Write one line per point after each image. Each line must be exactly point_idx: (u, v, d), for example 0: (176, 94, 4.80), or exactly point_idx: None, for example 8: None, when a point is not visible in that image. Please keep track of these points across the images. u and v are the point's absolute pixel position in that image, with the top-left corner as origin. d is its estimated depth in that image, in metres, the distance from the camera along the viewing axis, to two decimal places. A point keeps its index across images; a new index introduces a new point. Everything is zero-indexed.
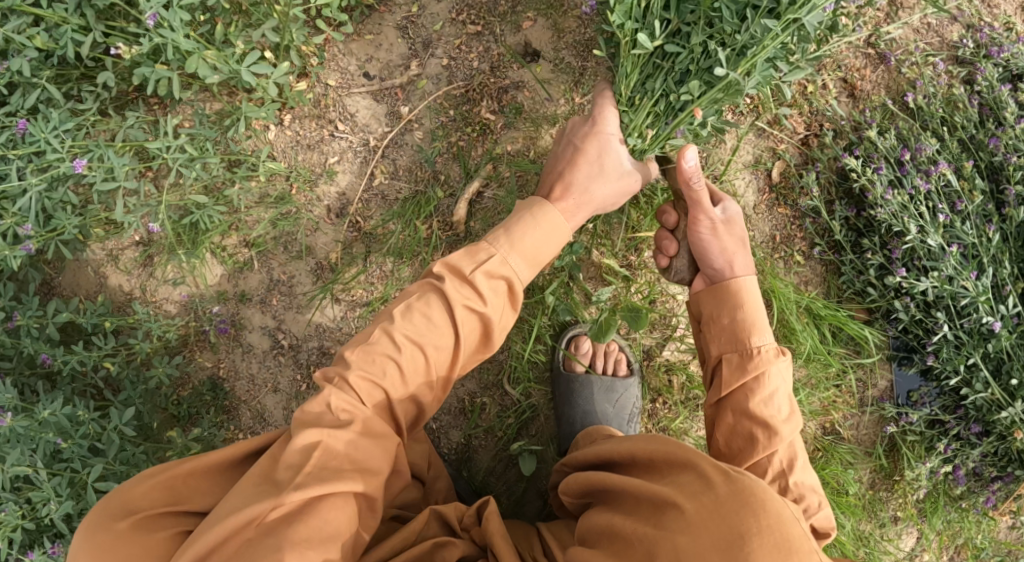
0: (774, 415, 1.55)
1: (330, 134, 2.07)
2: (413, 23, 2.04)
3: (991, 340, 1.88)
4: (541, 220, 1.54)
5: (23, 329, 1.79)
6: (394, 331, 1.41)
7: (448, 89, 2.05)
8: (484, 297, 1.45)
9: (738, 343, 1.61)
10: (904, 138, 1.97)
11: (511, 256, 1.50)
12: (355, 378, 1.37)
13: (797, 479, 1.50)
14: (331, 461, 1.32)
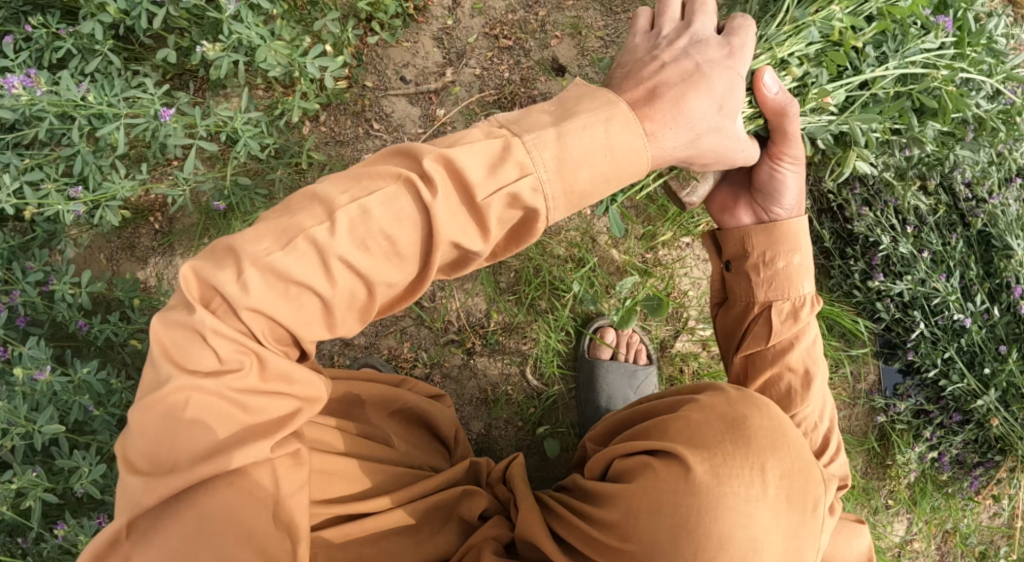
0: (811, 366, 1.51)
1: (365, 132, 2.19)
2: (448, 35, 2.20)
3: (963, 335, 2.08)
4: (615, 155, 1.31)
5: (59, 294, 1.85)
6: (332, 255, 1.24)
7: (480, 96, 2.18)
8: (471, 228, 1.29)
9: (780, 297, 1.52)
10: None
11: (520, 167, 1.28)
12: (259, 302, 1.24)
13: (826, 428, 1.52)
14: (203, 426, 1.23)
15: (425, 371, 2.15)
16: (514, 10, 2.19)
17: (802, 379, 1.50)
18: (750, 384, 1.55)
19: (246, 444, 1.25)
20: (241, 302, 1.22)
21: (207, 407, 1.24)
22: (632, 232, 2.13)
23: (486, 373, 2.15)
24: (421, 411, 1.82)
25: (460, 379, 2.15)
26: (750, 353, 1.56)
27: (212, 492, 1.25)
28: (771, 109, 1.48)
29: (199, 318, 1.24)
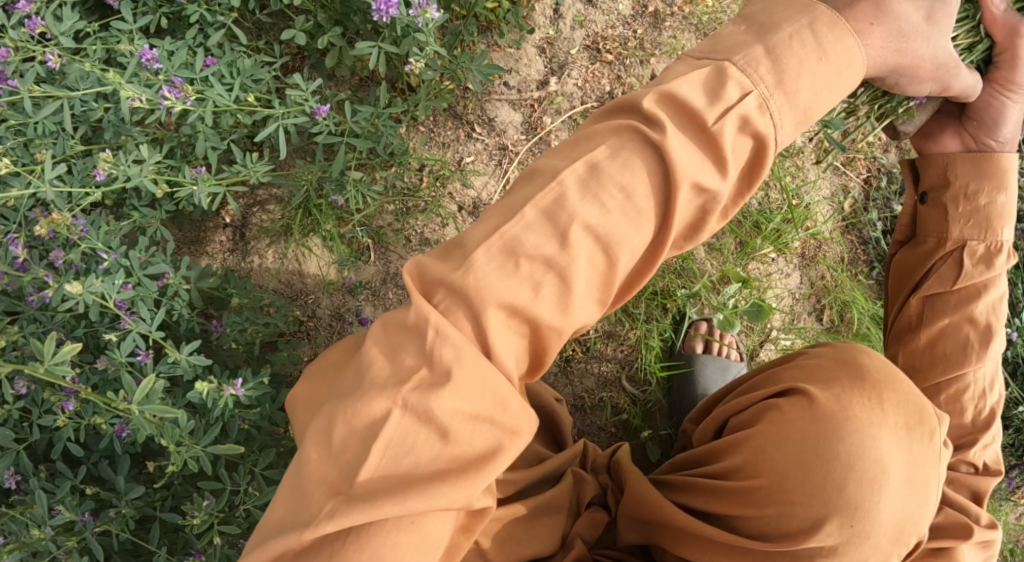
0: (994, 323, 1.62)
1: (467, 134, 2.19)
2: (551, 45, 2.23)
3: (1008, 347, 2.31)
4: (834, 57, 1.14)
5: (173, 289, 1.72)
6: (564, 223, 1.06)
7: (582, 108, 2.24)
8: (708, 165, 1.10)
9: (978, 236, 1.63)
10: None
11: (741, 85, 1.11)
12: (481, 285, 1.04)
13: (994, 396, 1.64)
14: (402, 446, 1.03)
15: None
16: (614, 26, 2.27)
17: (981, 338, 1.61)
18: (933, 326, 1.66)
19: (444, 479, 1.04)
20: (470, 287, 1.05)
21: (412, 424, 1.03)
22: (724, 245, 2.23)
23: (583, 380, 2.17)
24: (544, 406, 1.81)
25: (558, 385, 2.15)
26: (945, 290, 1.65)
27: (387, 531, 1.02)
28: (1000, 27, 1.59)
29: (420, 313, 1.05)
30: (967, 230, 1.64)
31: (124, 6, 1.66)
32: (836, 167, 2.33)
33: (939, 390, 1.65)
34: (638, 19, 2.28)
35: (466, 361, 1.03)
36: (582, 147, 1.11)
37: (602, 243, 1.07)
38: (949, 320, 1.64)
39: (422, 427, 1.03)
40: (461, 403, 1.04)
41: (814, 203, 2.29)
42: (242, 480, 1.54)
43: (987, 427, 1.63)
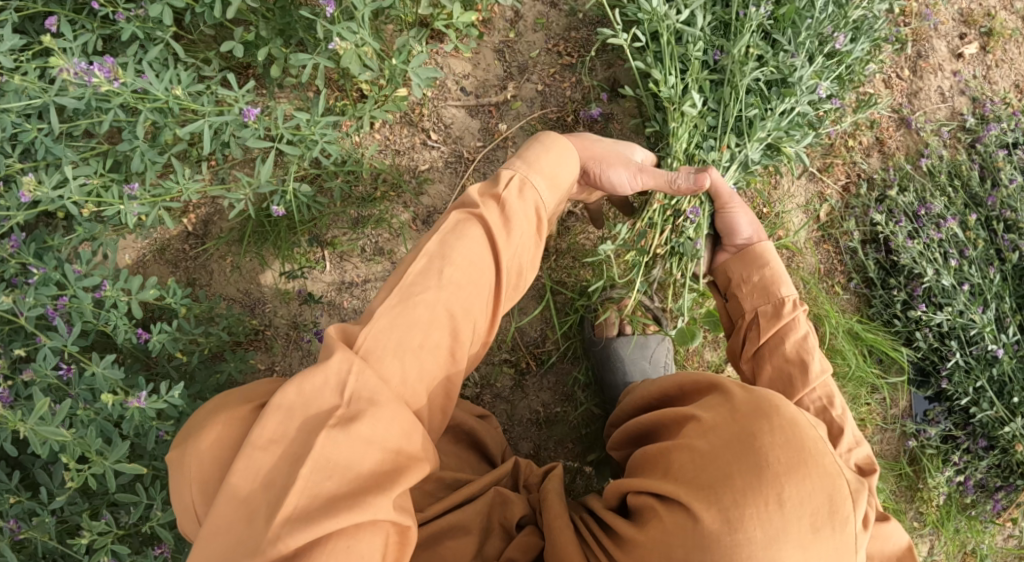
0: (810, 356, 1.62)
1: (422, 142, 2.15)
2: (510, 48, 2.19)
3: (995, 364, 2.17)
4: (563, 160, 1.58)
5: (112, 301, 1.68)
6: (439, 269, 1.33)
7: (541, 113, 2.18)
8: (521, 231, 1.43)
9: (765, 297, 1.72)
10: (920, 194, 2.24)
11: (524, 176, 1.49)
12: (376, 334, 1.26)
13: (840, 410, 1.57)
14: (325, 474, 1.16)
15: (476, 391, 2.12)
16: (577, 28, 2.22)
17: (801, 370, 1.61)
18: (759, 380, 1.68)
19: (372, 496, 1.16)
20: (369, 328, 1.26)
21: (332, 453, 1.17)
22: None
23: (539, 393, 2.12)
24: (466, 428, 1.93)
25: (512, 399, 2.12)
26: (757, 346, 1.71)
27: (325, 554, 1.13)
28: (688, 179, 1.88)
29: (344, 355, 1.22)
30: (756, 302, 1.75)
31: (59, 27, 1.61)
32: (809, 173, 2.29)
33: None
34: (603, 20, 2.22)
35: (379, 395, 1.22)
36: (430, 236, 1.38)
37: (463, 293, 1.34)
38: (766, 372, 1.67)
39: (346, 453, 1.17)
40: (376, 431, 1.20)
41: (786, 212, 2.25)
42: (155, 493, 1.57)
43: (841, 435, 1.54)
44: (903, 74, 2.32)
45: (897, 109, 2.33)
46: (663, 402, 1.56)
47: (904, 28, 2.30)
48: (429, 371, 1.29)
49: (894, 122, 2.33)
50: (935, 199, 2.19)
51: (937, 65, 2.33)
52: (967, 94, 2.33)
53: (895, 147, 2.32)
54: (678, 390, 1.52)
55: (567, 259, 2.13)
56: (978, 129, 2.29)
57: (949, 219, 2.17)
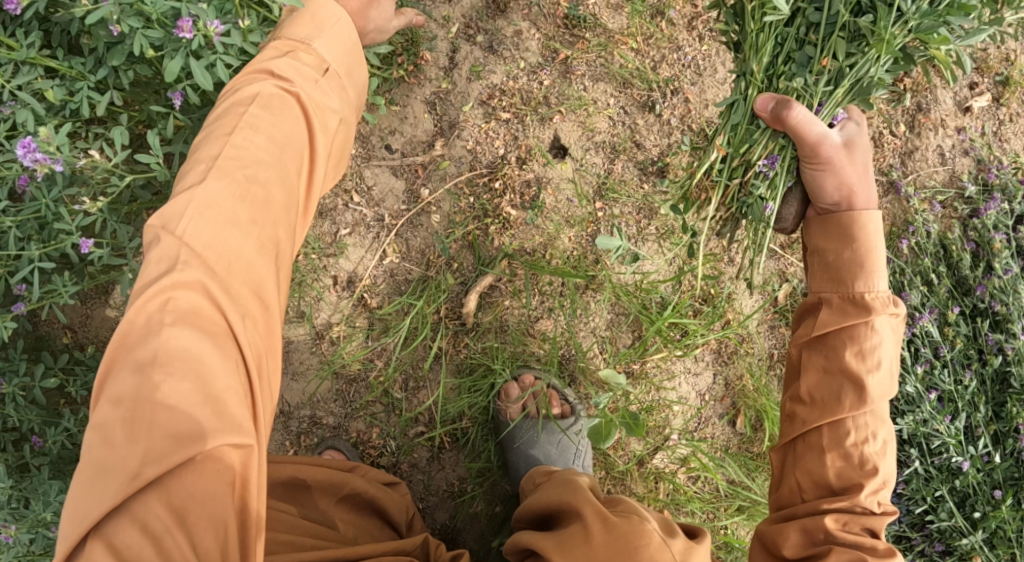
0: (867, 368, 1.41)
1: (344, 204, 2.04)
2: (442, 99, 2.06)
3: (959, 476, 1.95)
4: (351, 28, 1.43)
5: (8, 396, 1.70)
6: (259, 145, 1.22)
7: (470, 174, 2.05)
8: (331, 101, 1.35)
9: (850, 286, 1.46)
10: (897, 281, 2.01)
11: (328, 52, 1.38)
12: (198, 227, 1.13)
13: (878, 446, 1.40)
14: (177, 375, 1.08)
15: (392, 460, 2.06)
16: (515, 78, 2.08)
17: (855, 386, 1.41)
18: (805, 377, 1.48)
19: (234, 386, 1.11)
20: (190, 210, 1.14)
21: (181, 350, 1.08)
22: (618, 338, 2.01)
23: (455, 467, 2.07)
24: (369, 496, 1.77)
25: (428, 470, 2.06)
26: (823, 332, 1.47)
27: (202, 459, 1.08)
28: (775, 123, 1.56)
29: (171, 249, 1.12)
30: (824, 285, 1.51)
31: None
32: (770, 249, 2.06)
33: (815, 433, 1.45)
34: (547, 67, 2.08)
35: (205, 277, 1.12)
36: (230, 116, 1.24)
37: (287, 168, 1.24)
38: (819, 366, 1.47)
39: (190, 341, 1.09)
40: (220, 317, 1.11)
41: (737, 294, 2.02)
42: None
43: (874, 475, 1.39)
44: (898, 131, 2.15)
45: (885, 172, 2.14)
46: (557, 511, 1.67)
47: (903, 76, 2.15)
48: (267, 238, 1.19)
49: (880, 187, 2.13)
50: (912, 290, 1.96)
51: (936, 123, 2.15)
52: (970, 155, 2.15)
53: (880, 216, 2.12)
54: (562, 505, 1.67)
55: (490, 334, 2.02)
56: (978, 200, 2.08)
57: (923, 317, 1.94)
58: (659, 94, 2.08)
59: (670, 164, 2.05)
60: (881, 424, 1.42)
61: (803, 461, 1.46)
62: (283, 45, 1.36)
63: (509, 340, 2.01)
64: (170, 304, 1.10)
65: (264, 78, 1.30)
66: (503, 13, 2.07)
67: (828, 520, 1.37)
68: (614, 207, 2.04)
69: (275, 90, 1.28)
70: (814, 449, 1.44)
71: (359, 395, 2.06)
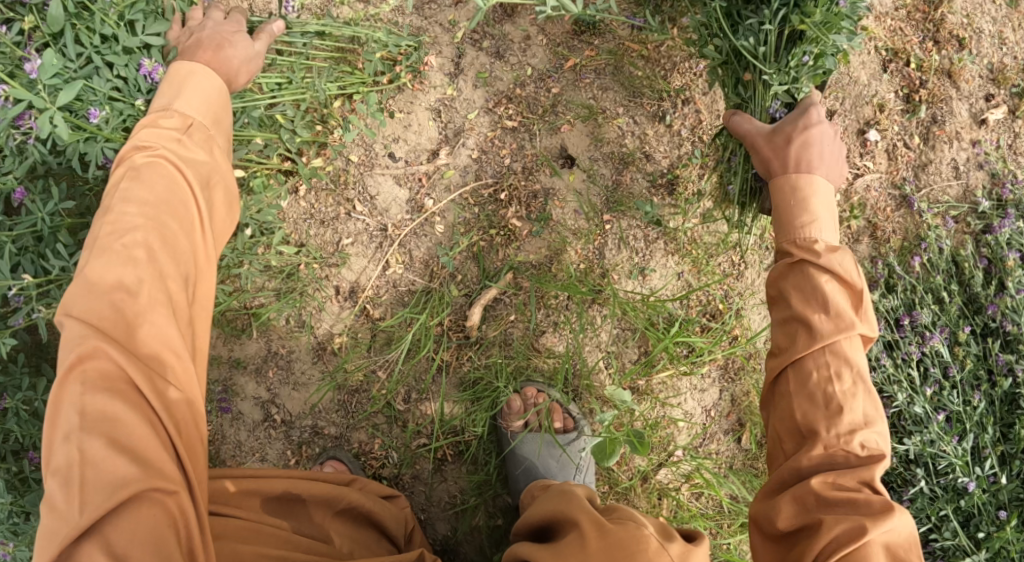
0: (815, 311, 1.44)
1: (347, 213, 2.01)
2: (447, 107, 2.04)
3: (965, 496, 1.90)
4: (211, 75, 1.52)
5: (10, 411, 1.63)
6: (144, 209, 1.33)
7: (475, 184, 2.02)
8: (200, 153, 1.45)
9: (784, 238, 1.52)
10: (908, 298, 1.97)
11: (188, 109, 1.47)
12: (93, 302, 1.25)
13: (842, 388, 1.40)
14: (96, 430, 1.20)
15: (394, 472, 2.04)
16: (522, 85, 2.05)
17: (809, 328, 1.43)
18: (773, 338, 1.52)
19: (145, 429, 1.23)
20: (84, 287, 1.25)
21: (95, 410, 1.21)
22: (624, 353, 1.99)
23: (457, 479, 2.04)
24: (366, 510, 1.71)
25: (430, 482, 2.04)
26: (776, 288, 1.52)
27: (135, 501, 1.20)
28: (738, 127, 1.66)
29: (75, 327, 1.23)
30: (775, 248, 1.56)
31: None
32: None
33: (787, 385, 1.46)
34: (556, 74, 2.04)
35: (107, 343, 1.23)
36: (108, 200, 1.34)
37: (173, 222, 1.35)
38: (777, 320, 1.51)
39: (106, 401, 1.21)
40: (119, 372, 1.23)
41: (744, 310, 2.01)
42: None
43: (841, 415, 1.39)
44: (911, 144, 2.11)
45: (898, 185, 2.09)
46: (555, 521, 1.64)
47: (918, 87, 2.11)
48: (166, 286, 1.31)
49: (893, 201, 2.09)
50: (923, 309, 1.92)
51: (951, 135, 2.11)
52: (985, 168, 2.10)
53: (892, 230, 2.07)
54: (558, 516, 1.62)
55: (494, 348, 1.99)
56: (992, 215, 2.04)
57: (933, 337, 1.90)
58: (669, 104, 2.04)
59: (679, 175, 2.01)
60: (852, 362, 1.42)
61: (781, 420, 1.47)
62: (156, 111, 1.46)
63: (514, 354, 1.99)
64: (79, 376, 1.21)
65: (130, 152, 1.40)
66: (510, 18, 2.04)
67: (815, 482, 1.36)
68: (622, 220, 2.00)
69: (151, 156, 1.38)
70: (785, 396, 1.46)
71: (360, 405, 2.03)
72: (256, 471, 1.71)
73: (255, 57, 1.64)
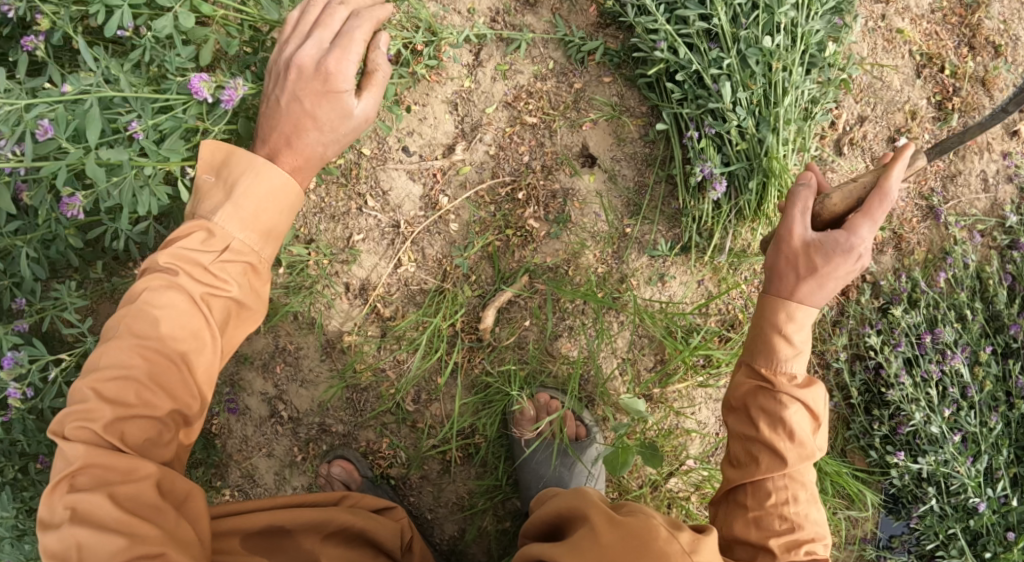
0: (781, 436, 1.44)
1: (358, 208, 1.95)
2: (465, 100, 1.96)
3: (974, 516, 1.88)
4: (272, 179, 1.39)
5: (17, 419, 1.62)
6: (151, 331, 1.30)
7: (492, 183, 1.95)
8: (228, 285, 1.36)
9: (763, 361, 1.48)
10: (931, 315, 1.93)
11: (228, 225, 1.36)
12: (97, 409, 1.25)
13: (799, 510, 1.42)
14: (86, 528, 1.20)
15: (402, 472, 2.01)
16: (544, 79, 1.97)
17: (774, 452, 1.44)
18: (730, 444, 1.52)
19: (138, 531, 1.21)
20: (94, 391, 1.26)
21: (88, 511, 1.20)
22: (640, 361, 1.95)
23: (465, 480, 2.01)
24: (358, 528, 1.69)
25: (439, 483, 2.01)
26: (742, 399, 1.50)
27: None
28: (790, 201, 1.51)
29: (80, 429, 1.24)
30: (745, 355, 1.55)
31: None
32: None
33: (743, 496, 1.47)
34: (579, 69, 1.96)
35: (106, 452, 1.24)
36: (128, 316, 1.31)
37: (179, 342, 1.32)
38: (741, 432, 1.50)
39: (94, 503, 1.21)
40: (111, 475, 1.23)
41: None
42: None
43: (795, 531, 1.41)
44: (941, 153, 2.04)
45: (925, 195, 2.03)
46: (569, 519, 1.52)
47: (951, 94, 2.04)
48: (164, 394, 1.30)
49: (919, 212, 2.03)
50: (946, 328, 1.87)
51: (983, 146, 2.04)
52: (1015, 181, 2.04)
53: (916, 242, 2.03)
54: (569, 514, 1.51)
55: (508, 353, 1.95)
56: (1019, 231, 1.99)
57: (956, 356, 1.85)
58: None
59: None
60: (807, 486, 1.45)
61: (729, 524, 1.47)
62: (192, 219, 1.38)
63: (527, 359, 1.94)
64: (67, 483, 1.22)
65: (153, 269, 1.34)
66: (532, 7, 1.95)
67: None
68: (644, 224, 1.94)
69: (166, 276, 1.32)
70: (741, 507, 1.47)
71: (369, 404, 1.99)
72: (239, 506, 1.67)
73: (354, 115, 1.47)
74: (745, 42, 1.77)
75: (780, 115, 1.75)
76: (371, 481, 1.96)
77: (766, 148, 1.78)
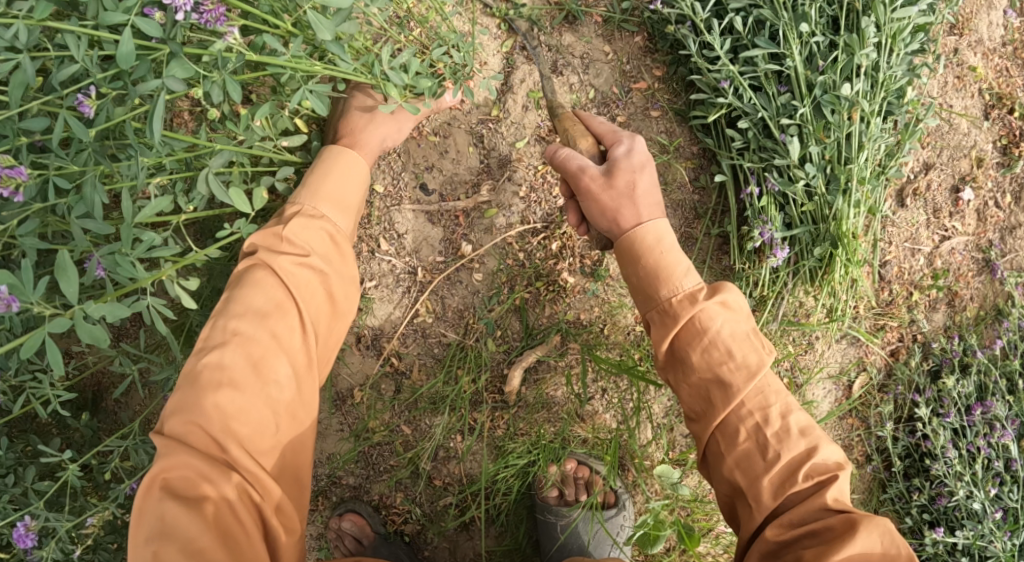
0: (732, 360, 1.27)
1: (370, 252, 1.75)
2: (490, 132, 1.73)
3: None
4: (354, 163, 1.50)
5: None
6: (235, 318, 1.32)
7: (521, 228, 1.74)
8: (312, 256, 1.39)
9: (661, 294, 1.34)
10: (982, 385, 1.81)
11: (311, 203, 1.44)
12: (183, 411, 1.25)
13: (784, 419, 1.25)
14: (172, 538, 1.16)
15: (416, 529, 1.84)
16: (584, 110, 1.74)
17: (720, 382, 1.27)
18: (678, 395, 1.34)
19: (230, 515, 1.20)
20: (189, 387, 1.26)
21: (172, 519, 1.17)
22: (676, 427, 1.82)
23: (481, 539, 1.84)
24: None
25: (455, 540, 1.85)
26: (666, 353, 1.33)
27: None
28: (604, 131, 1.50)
29: (170, 432, 1.23)
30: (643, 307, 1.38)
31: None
32: (851, 334, 1.88)
33: (714, 449, 1.28)
34: (622, 100, 1.74)
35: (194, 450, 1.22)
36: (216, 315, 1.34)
37: (269, 319, 1.32)
38: (685, 381, 1.32)
39: (179, 507, 1.18)
40: (193, 470, 1.20)
41: (809, 384, 1.88)
42: None
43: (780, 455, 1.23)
44: (1002, 203, 1.89)
45: (982, 248, 1.89)
46: None
47: (1019, 138, 1.86)
48: (257, 375, 1.29)
49: (975, 266, 1.89)
50: (998, 401, 1.75)
51: None
52: None
53: (969, 298, 1.89)
54: None
55: (534, 414, 1.78)
56: None
57: (1006, 432, 1.73)
58: None
59: None
60: (778, 395, 1.28)
61: (721, 480, 1.28)
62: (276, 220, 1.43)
63: (554, 419, 1.78)
64: (160, 485, 1.19)
65: (239, 270, 1.38)
66: (572, 26, 1.72)
67: (768, 529, 1.20)
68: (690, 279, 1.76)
69: (255, 261, 1.37)
70: (715, 455, 1.28)
71: (383, 458, 1.81)
72: None
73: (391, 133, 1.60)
74: (820, 88, 1.55)
75: (854, 174, 1.55)
76: (383, 539, 1.79)
77: (835, 211, 1.59)
